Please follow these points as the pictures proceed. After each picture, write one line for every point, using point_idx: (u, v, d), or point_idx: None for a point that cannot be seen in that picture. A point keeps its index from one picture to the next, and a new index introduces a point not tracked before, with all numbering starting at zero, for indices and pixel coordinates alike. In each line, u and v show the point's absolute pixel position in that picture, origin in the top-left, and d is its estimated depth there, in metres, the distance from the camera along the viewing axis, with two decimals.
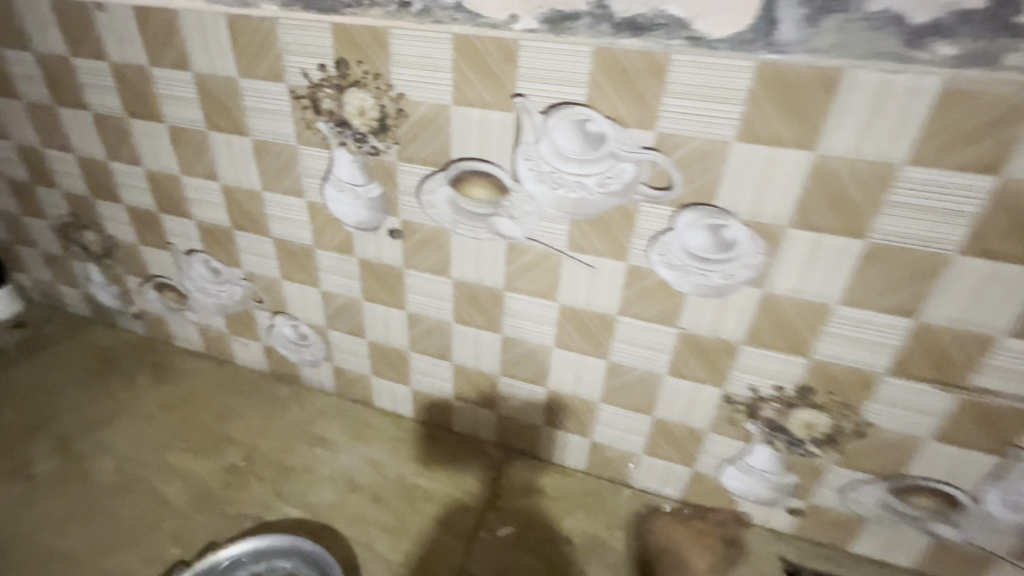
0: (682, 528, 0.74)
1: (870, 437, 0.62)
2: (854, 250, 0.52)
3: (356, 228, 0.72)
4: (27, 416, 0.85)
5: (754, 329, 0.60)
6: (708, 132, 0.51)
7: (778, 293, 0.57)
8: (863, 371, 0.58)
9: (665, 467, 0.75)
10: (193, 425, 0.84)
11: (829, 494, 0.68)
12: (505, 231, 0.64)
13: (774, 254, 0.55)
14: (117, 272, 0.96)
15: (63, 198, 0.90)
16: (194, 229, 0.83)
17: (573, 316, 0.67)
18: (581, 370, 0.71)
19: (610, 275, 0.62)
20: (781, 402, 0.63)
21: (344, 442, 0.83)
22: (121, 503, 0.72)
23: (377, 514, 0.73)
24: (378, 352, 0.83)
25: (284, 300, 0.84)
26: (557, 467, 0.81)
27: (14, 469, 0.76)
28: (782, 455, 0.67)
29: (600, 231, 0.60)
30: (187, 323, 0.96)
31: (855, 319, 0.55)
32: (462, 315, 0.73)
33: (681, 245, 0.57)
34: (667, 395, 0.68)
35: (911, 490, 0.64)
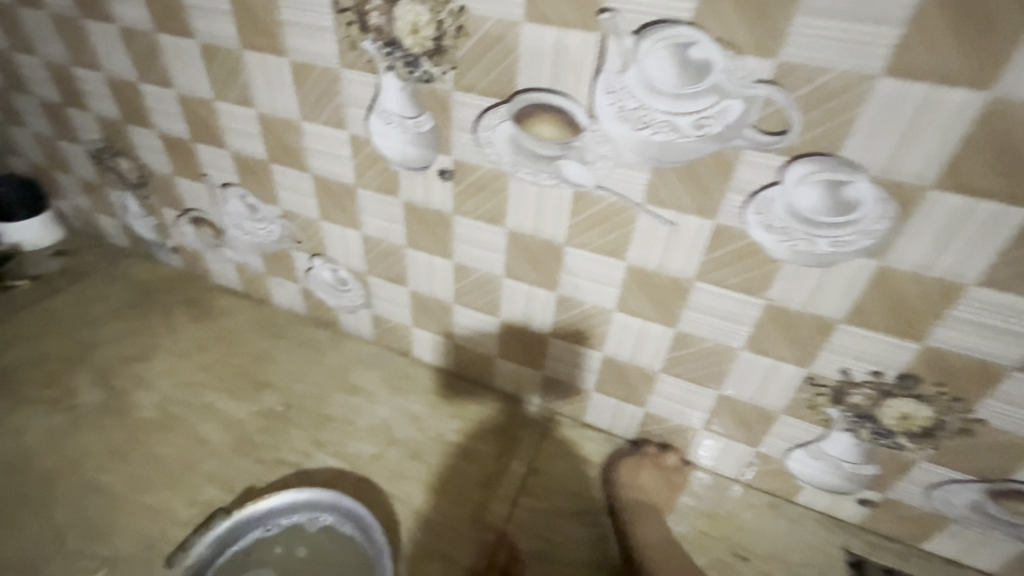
0: (737, 510, 0.70)
1: (978, 436, 0.54)
2: (1013, 220, 0.42)
3: (402, 166, 0.64)
4: (71, 346, 0.85)
5: (860, 307, 0.51)
6: (848, 64, 0.40)
7: (898, 267, 0.48)
8: (988, 364, 0.49)
9: (724, 444, 0.69)
10: (232, 366, 0.82)
11: (911, 490, 0.61)
12: (573, 177, 0.56)
13: (903, 220, 0.45)
14: (153, 204, 0.92)
15: (96, 122, 0.85)
16: (229, 161, 0.77)
17: (641, 278, 0.60)
18: (643, 337, 0.64)
19: (691, 235, 0.54)
20: (876, 389, 0.56)
21: (382, 392, 0.80)
22: (162, 441, 0.71)
23: (415, 469, 0.71)
24: (419, 302, 0.78)
25: (323, 242, 0.79)
26: (604, 434, 0.76)
27: (60, 398, 0.76)
28: (864, 445, 0.60)
29: (687, 183, 0.51)
30: (224, 261, 0.93)
31: (993, 303, 0.46)
32: (514, 269, 0.67)
33: (786, 204, 0.48)
34: (739, 371, 0.61)
35: (1014, 496, 0.56)
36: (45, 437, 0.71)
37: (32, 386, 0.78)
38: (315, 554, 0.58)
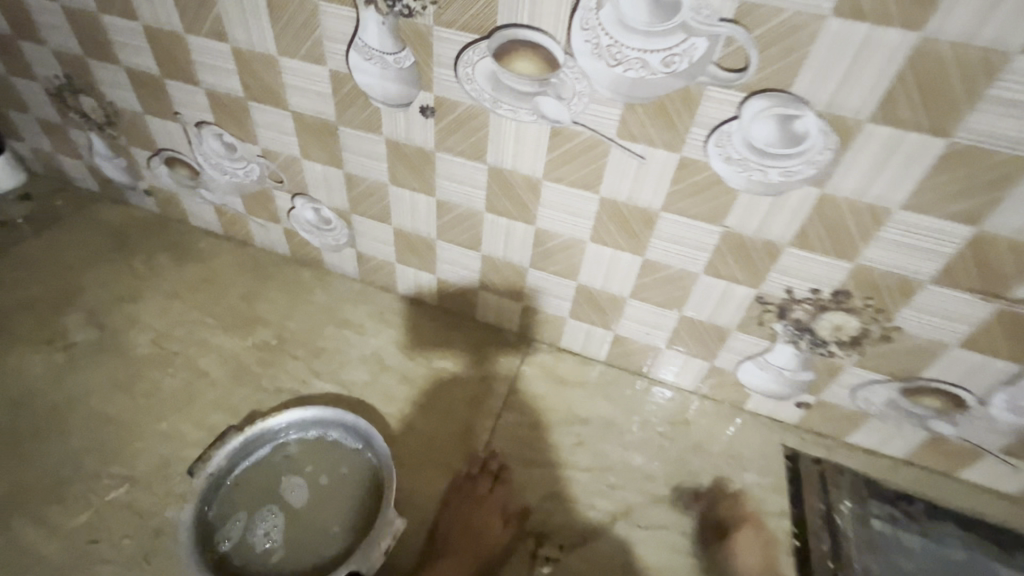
0: (694, 417, 0.79)
1: (895, 342, 0.63)
2: (933, 150, 0.48)
3: (383, 103, 0.66)
4: (54, 289, 0.85)
5: (804, 231, 0.58)
6: (801, 5, 0.44)
7: (838, 194, 0.54)
8: (906, 278, 0.57)
9: (685, 361, 0.78)
10: (222, 305, 0.85)
11: (840, 392, 0.71)
12: (550, 113, 0.59)
13: (843, 152, 0.51)
14: (122, 144, 0.90)
15: (53, 57, 0.82)
16: (203, 98, 0.76)
17: (613, 210, 0.65)
18: (614, 266, 0.70)
19: (659, 167, 0.59)
20: (815, 305, 0.64)
21: (370, 326, 0.85)
22: (162, 373, 0.74)
23: (406, 392, 0.77)
24: (403, 239, 0.81)
25: (305, 181, 0.80)
26: (578, 357, 0.84)
27: (51, 337, 0.78)
28: (803, 355, 0.69)
29: (656, 117, 0.55)
30: (202, 202, 0.93)
31: (914, 224, 0.53)
32: (494, 204, 0.70)
33: (743, 137, 0.53)
34: (699, 293, 0.68)
35: (921, 391, 0.67)
36: (43, 374, 0.73)
37: (21, 328, 0.79)
38: (323, 468, 0.64)
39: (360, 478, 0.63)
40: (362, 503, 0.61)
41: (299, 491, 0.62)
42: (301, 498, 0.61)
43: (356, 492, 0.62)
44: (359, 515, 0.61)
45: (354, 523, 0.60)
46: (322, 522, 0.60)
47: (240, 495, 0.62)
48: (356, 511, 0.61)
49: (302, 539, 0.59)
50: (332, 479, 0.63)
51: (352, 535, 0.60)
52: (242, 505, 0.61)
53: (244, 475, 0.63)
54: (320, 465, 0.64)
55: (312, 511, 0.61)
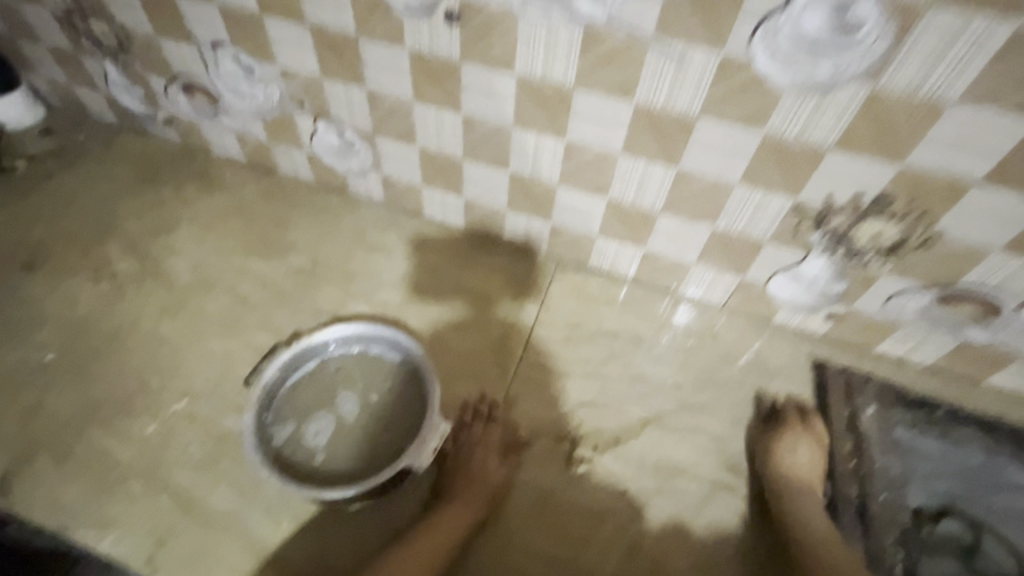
0: (722, 331, 0.80)
1: (935, 248, 0.62)
2: (1002, 35, 0.45)
3: (406, 11, 0.63)
4: (91, 221, 0.87)
5: (850, 132, 0.56)
6: None
7: (890, 90, 0.51)
8: (955, 179, 0.55)
9: (715, 276, 0.78)
10: (254, 233, 0.86)
11: (872, 302, 0.71)
12: (584, 12, 0.56)
13: (900, 42, 0.48)
14: (137, 71, 0.88)
15: None
16: (216, 15, 0.74)
17: (647, 118, 0.62)
18: (646, 179, 0.69)
19: (699, 68, 0.56)
20: (854, 213, 0.62)
21: (399, 249, 0.86)
22: (205, 298, 0.77)
23: (440, 311, 0.79)
24: (429, 160, 0.80)
25: (326, 102, 0.79)
26: (606, 276, 0.85)
27: (96, 267, 0.80)
28: (837, 265, 0.69)
29: (699, 12, 0.52)
30: (223, 130, 0.92)
31: (970, 120, 0.51)
32: (523, 118, 0.68)
33: (793, 29, 0.50)
34: (733, 205, 0.67)
35: (957, 298, 0.66)
36: (93, 300, 0.76)
37: (66, 258, 0.81)
38: (368, 379, 0.68)
39: (404, 388, 0.67)
40: (407, 411, 0.66)
41: (348, 400, 0.66)
42: (350, 407, 0.66)
43: (400, 401, 0.66)
44: (405, 421, 0.65)
45: (401, 429, 0.65)
46: (371, 428, 0.65)
47: (294, 405, 0.66)
48: (402, 419, 0.65)
49: (354, 443, 0.64)
50: (378, 390, 0.67)
51: (400, 440, 0.64)
52: (297, 414, 0.65)
53: (296, 386, 0.67)
54: (366, 377, 0.68)
55: (361, 418, 0.65)
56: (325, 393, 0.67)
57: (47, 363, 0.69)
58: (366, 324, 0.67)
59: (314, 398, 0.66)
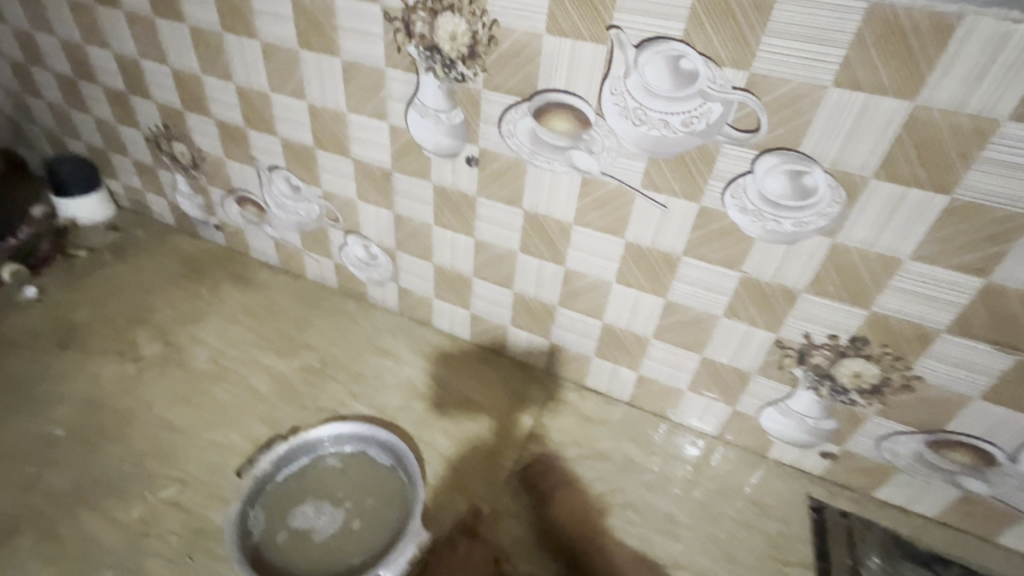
0: (716, 462, 0.79)
1: (916, 391, 0.64)
2: (937, 205, 0.52)
3: (434, 154, 0.75)
4: (131, 308, 0.95)
5: (818, 278, 0.61)
6: (804, 77, 0.51)
7: (849, 244, 0.58)
8: (922, 327, 0.60)
9: (707, 404, 0.79)
10: (274, 330, 0.93)
11: (864, 442, 0.72)
12: (581, 165, 0.66)
13: (851, 205, 0.55)
14: (202, 184, 1.03)
15: (156, 109, 0.96)
16: (278, 146, 0.88)
17: (638, 254, 0.70)
18: (638, 307, 0.75)
19: (680, 216, 0.64)
20: (833, 350, 0.66)
21: (406, 355, 0.91)
22: (217, 387, 0.81)
23: (437, 418, 0.81)
24: (442, 276, 0.88)
25: (358, 220, 0.90)
26: (601, 395, 0.87)
27: (124, 349, 0.86)
28: (824, 401, 0.70)
29: (678, 170, 0.61)
30: (264, 237, 1.03)
31: (924, 275, 0.56)
32: (528, 246, 0.77)
33: (757, 189, 0.58)
34: (719, 335, 0.72)
35: (948, 445, 0.66)
36: (114, 380, 0.81)
37: (99, 339, 0.88)
38: (357, 480, 0.70)
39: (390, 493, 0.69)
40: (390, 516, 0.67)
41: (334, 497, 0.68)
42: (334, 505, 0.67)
43: (385, 505, 0.67)
44: (385, 528, 0.65)
45: (380, 534, 0.65)
46: (350, 529, 0.65)
47: (280, 497, 0.68)
48: (383, 524, 0.66)
49: (331, 544, 0.64)
50: (364, 492, 0.69)
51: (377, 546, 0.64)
52: (282, 506, 0.67)
53: (287, 480, 0.69)
54: (356, 477, 0.70)
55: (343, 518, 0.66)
56: (313, 487, 0.69)
57: (57, 439, 0.72)
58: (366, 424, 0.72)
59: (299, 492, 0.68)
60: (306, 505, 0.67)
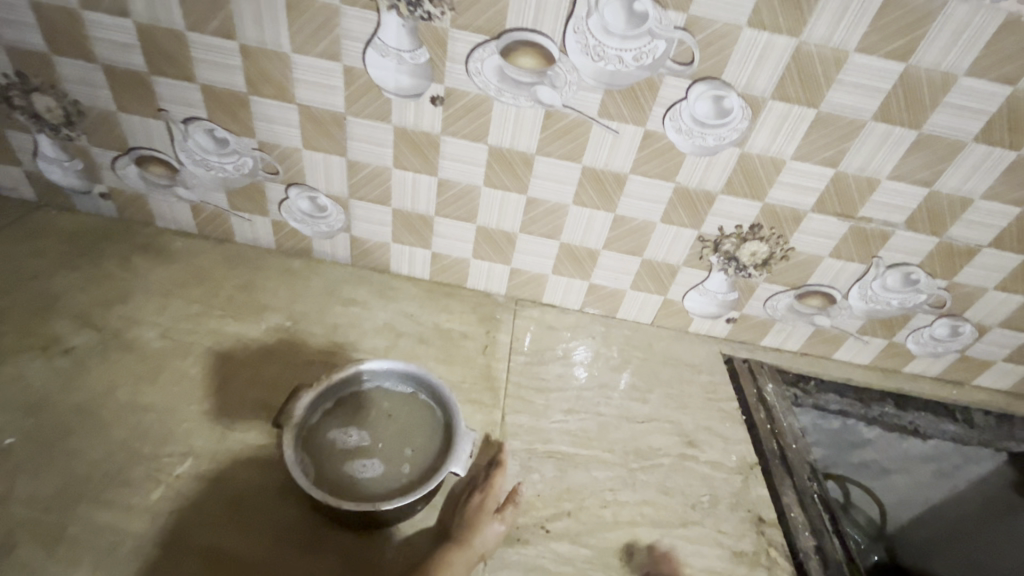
0: (656, 343, 0.98)
1: (791, 258, 0.88)
2: (810, 116, 0.72)
3: (395, 94, 0.76)
4: (25, 298, 0.80)
5: (730, 181, 0.80)
6: (727, 19, 0.65)
7: (752, 152, 0.77)
8: (796, 209, 0.82)
9: (645, 298, 0.97)
10: (222, 296, 0.87)
11: (757, 305, 0.96)
12: (545, 99, 0.74)
13: (755, 120, 0.74)
14: (81, 145, 0.88)
15: (4, 54, 0.79)
16: (197, 94, 0.79)
17: (592, 176, 0.82)
18: (591, 223, 0.87)
19: (629, 139, 0.77)
20: (738, 237, 0.87)
21: (373, 301, 0.93)
22: (184, 361, 0.76)
23: (426, 351, 0.87)
24: (401, 219, 0.91)
25: (302, 171, 0.86)
26: (558, 308, 1.00)
27: (44, 343, 0.74)
28: (731, 278, 0.93)
29: (628, 99, 0.73)
30: (176, 201, 0.93)
31: (799, 170, 0.78)
32: (492, 178, 0.84)
33: (690, 112, 0.73)
34: (657, 238, 0.88)
35: (809, 295, 0.93)
36: (49, 377, 0.70)
37: (2, 337, 0.74)
38: (398, 420, 0.70)
39: (433, 427, 0.70)
40: (435, 447, 0.68)
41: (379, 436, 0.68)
42: (380, 442, 0.68)
43: (430, 438, 0.69)
44: (434, 457, 0.67)
45: (430, 461, 0.67)
46: (400, 463, 0.66)
47: (321, 443, 0.67)
48: (431, 455, 0.67)
49: (384, 477, 0.65)
50: (407, 427, 0.70)
51: (429, 473, 0.66)
52: (325, 451, 0.66)
53: (326, 427, 0.68)
54: (396, 417, 0.70)
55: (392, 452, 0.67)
56: (353, 429, 0.69)
57: (8, 448, 0.62)
58: (386, 359, 0.72)
59: (340, 435, 0.68)
60: (350, 446, 0.67)
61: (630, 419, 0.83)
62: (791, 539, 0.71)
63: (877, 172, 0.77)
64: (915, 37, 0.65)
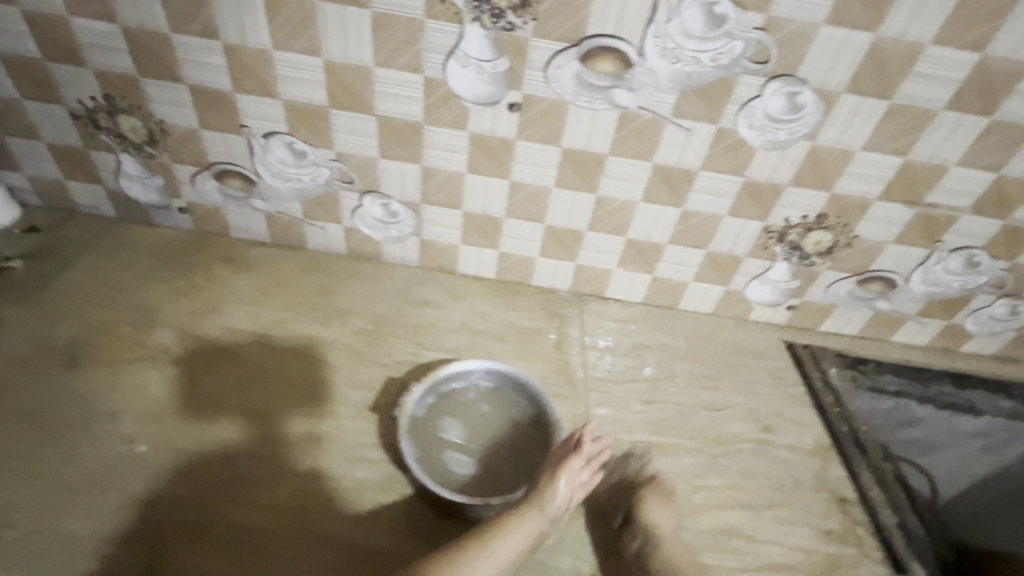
0: (719, 332, 1.01)
1: (855, 246, 0.91)
2: (882, 108, 0.74)
3: (473, 103, 0.78)
4: (124, 311, 0.84)
5: (799, 173, 0.82)
6: (806, 18, 0.67)
7: (823, 144, 0.78)
8: (863, 198, 0.84)
9: (707, 289, 1.00)
10: (306, 302, 0.91)
11: (818, 292, 0.98)
12: (621, 101, 0.76)
13: (827, 114, 0.75)
14: (162, 162, 0.91)
15: (94, 78, 0.82)
16: (279, 109, 0.82)
17: (663, 173, 0.84)
18: (658, 219, 0.90)
19: (701, 137, 0.79)
20: (804, 227, 0.89)
21: (446, 302, 0.96)
22: (283, 367, 0.80)
23: (503, 348, 0.90)
24: (471, 221, 0.94)
25: (377, 179, 0.89)
26: (620, 301, 1.03)
27: (152, 354, 0.78)
28: (793, 267, 0.95)
29: (703, 98, 0.75)
30: (252, 212, 0.96)
31: (868, 160, 0.80)
32: (563, 179, 0.86)
33: (763, 109, 0.75)
34: (723, 230, 0.90)
35: (870, 280, 0.95)
36: (164, 387, 0.74)
37: (113, 350, 0.78)
38: (493, 419, 0.76)
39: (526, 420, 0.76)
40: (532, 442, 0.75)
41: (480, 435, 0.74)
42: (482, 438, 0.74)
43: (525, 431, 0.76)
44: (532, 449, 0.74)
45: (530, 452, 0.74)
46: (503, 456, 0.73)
47: (428, 441, 0.73)
48: (530, 447, 0.75)
49: (490, 469, 0.72)
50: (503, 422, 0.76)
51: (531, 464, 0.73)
52: (432, 446, 0.72)
53: (431, 424, 0.74)
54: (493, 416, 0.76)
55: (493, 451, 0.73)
56: (454, 425, 0.75)
57: (143, 455, 0.67)
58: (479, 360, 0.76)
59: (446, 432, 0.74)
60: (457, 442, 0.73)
61: (705, 407, 0.86)
62: (874, 515, 0.75)
63: (946, 159, 0.79)
64: (991, 28, 0.66)
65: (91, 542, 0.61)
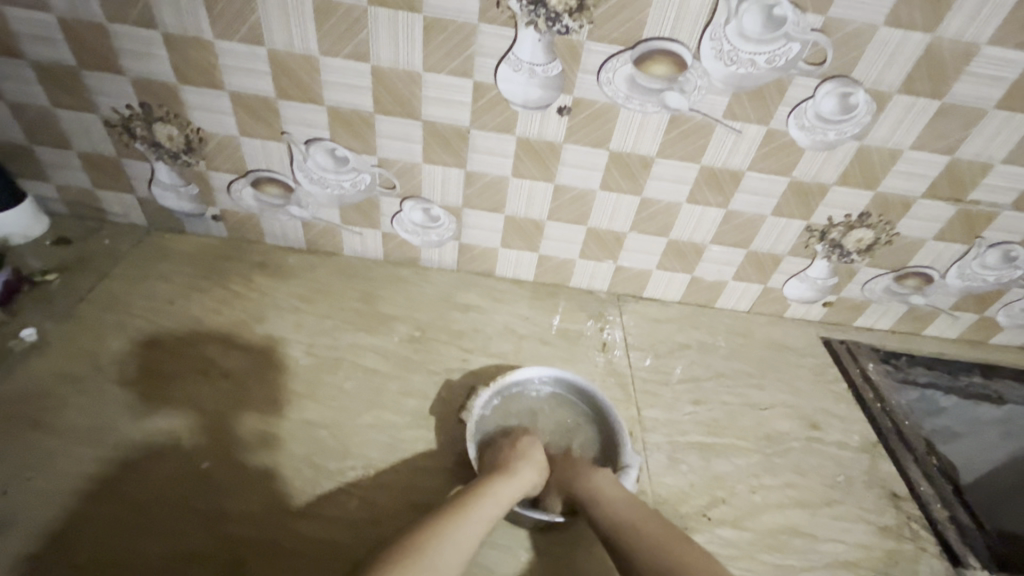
0: (757, 329, 1.02)
1: (895, 243, 0.91)
2: (933, 107, 0.74)
3: (522, 107, 0.78)
4: (169, 324, 0.82)
5: (846, 173, 0.82)
6: (864, 19, 0.67)
7: (871, 144, 0.79)
8: (907, 196, 0.85)
9: (746, 287, 1.00)
10: (350, 310, 0.90)
11: (854, 288, 0.99)
12: (673, 104, 0.76)
13: (878, 114, 0.75)
14: (198, 170, 0.89)
15: (130, 86, 0.79)
16: (323, 115, 0.81)
17: (710, 175, 0.84)
18: (702, 219, 0.90)
19: (751, 138, 0.79)
20: (846, 225, 0.90)
21: (488, 306, 0.96)
22: (335, 377, 0.79)
23: (549, 351, 0.90)
24: (513, 225, 0.93)
25: (420, 184, 0.88)
26: (658, 301, 1.03)
27: (203, 368, 0.77)
28: (833, 265, 0.96)
29: (755, 100, 0.75)
30: (289, 219, 0.95)
31: (915, 159, 0.80)
32: (609, 182, 0.86)
33: (815, 110, 0.75)
34: (765, 230, 0.91)
35: (908, 276, 0.96)
36: (219, 400, 0.73)
37: (163, 364, 0.77)
38: (551, 424, 0.80)
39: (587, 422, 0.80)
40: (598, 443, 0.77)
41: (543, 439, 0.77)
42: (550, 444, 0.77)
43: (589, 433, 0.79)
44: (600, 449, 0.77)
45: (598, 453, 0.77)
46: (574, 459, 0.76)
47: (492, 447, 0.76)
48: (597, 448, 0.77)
49: None
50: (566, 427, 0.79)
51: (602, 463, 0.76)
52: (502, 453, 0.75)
53: (494, 426, 0.78)
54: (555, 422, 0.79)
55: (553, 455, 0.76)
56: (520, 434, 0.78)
57: (206, 471, 0.66)
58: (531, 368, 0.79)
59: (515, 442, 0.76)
60: None
61: (752, 406, 0.87)
62: (926, 511, 0.76)
63: (992, 157, 0.80)
64: None
65: (163, 562, 0.58)
